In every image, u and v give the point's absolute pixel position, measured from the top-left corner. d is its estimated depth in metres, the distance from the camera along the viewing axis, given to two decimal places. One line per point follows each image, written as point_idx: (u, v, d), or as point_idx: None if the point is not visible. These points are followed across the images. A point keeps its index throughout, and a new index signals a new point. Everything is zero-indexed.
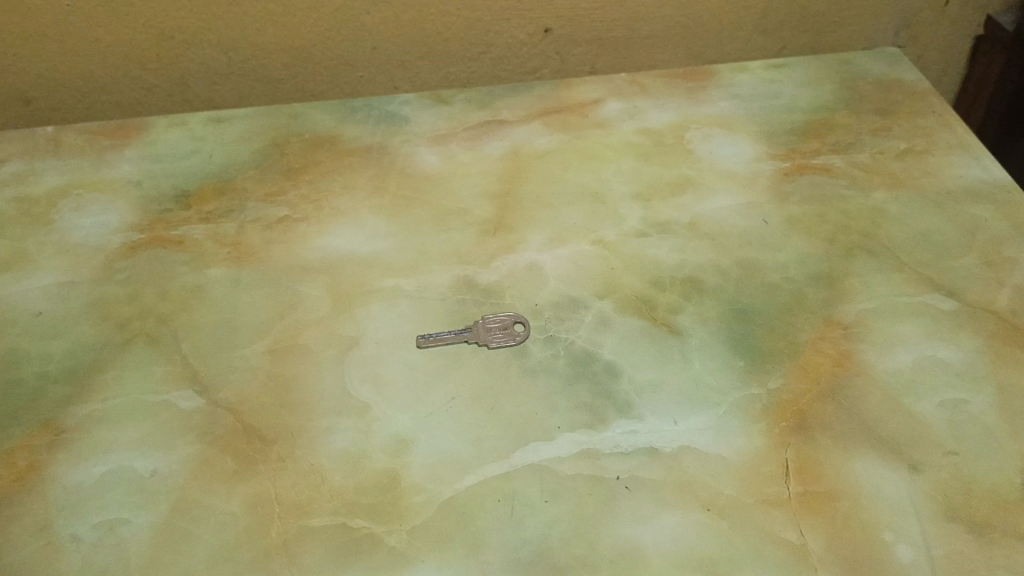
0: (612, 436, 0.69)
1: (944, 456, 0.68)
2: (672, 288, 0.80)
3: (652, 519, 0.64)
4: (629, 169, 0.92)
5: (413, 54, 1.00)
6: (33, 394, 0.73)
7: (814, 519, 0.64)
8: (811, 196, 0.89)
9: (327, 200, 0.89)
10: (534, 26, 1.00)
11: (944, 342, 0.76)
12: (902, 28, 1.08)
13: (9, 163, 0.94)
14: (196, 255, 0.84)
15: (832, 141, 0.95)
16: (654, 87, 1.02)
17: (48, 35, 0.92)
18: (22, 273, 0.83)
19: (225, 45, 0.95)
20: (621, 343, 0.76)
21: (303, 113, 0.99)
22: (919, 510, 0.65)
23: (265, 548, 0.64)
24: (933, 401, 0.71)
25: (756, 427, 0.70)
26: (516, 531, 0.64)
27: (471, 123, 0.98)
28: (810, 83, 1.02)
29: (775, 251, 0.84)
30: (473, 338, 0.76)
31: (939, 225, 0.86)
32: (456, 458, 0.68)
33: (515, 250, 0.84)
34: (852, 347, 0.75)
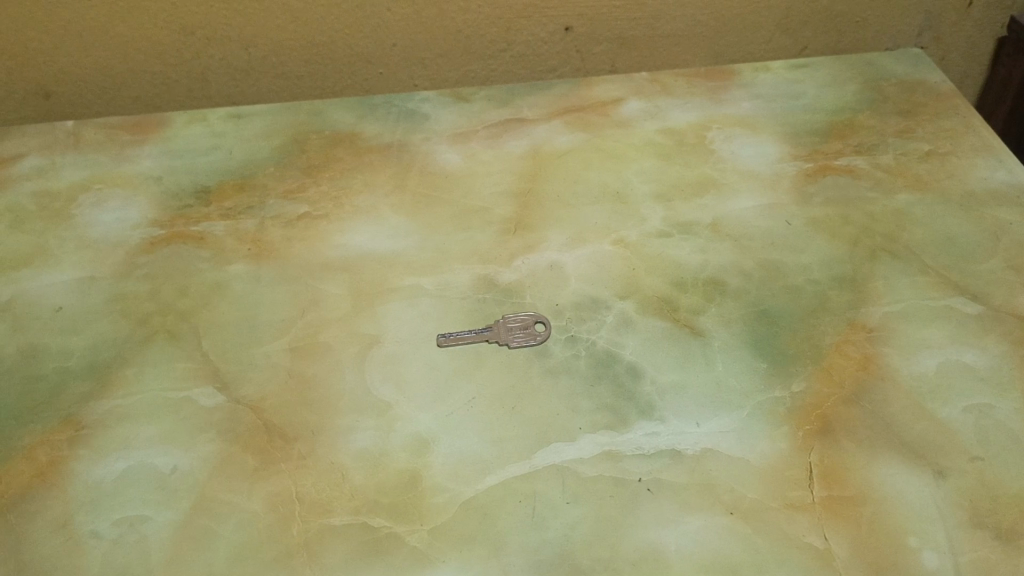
0: (634, 438, 0.69)
1: (970, 461, 0.67)
2: (694, 289, 0.80)
3: (675, 523, 0.64)
4: (651, 169, 0.92)
5: (433, 51, 1.00)
6: (54, 389, 0.73)
7: (839, 523, 0.64)
8: (834, 198, 0.88)
9: (347, 197, 0.89)
10: (555, 25, 0.99)
11: (969, 347, 0.75)
12: (925, 29, 1.07)
13: (30, 158, 0.94)
14: (216, 251, 0.84)
15: (855, 142, 0.94)
16: (675, 86, 1.01)
17: (70, 30, 0.92)
18: (42, 269, 0.83)
19: (246, 41, 0.95)
20: (643, 344, 0.75)
21: (322, 110, 0.99)
22: (945, 517, 0.64)
23: (286, 547, 0.64)
24: (958, 406, 0.71)
25: (780, 430, 0.69)
26: (538, 533, 0.64)
27: (490, 121, 0.97)
28: (832, 84, 1.02)
29: (797, 253, 0.83)
30: (493, 338, 0.76)
31: (964, 228, 0.85)
32: (477, 459, 0.68)
33: (536, 249, 0.84)
34: (876, 350, 0.75)
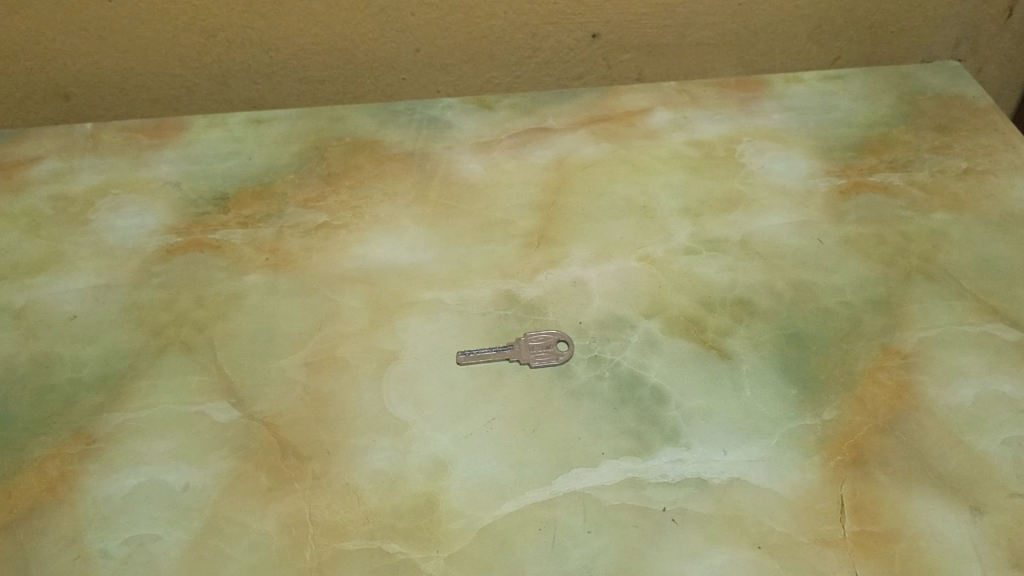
0: (658, 465, 0.67)
1: (1009, 498, 0.64)
2: (722, 309, 0.78)
3: (700, 555, 0.62)
4: (678, 182, 0.90)
5: (457, 57, 0.98)
6: (65, 400, 0.72)
7: (871, 560, 0.61)
8: (867, 215, 0.86)
9: (368, 207, 0.88)
10: (582, 32, 0.97)
11: (1008, 376, 0.72)
12: (963, 41, 1.04)
13: (48, 161, 0.93)
14: (233, 260, 0.83)
15: (890, 158, 0.92)
16: (704, 97, 0.99)
17: (88, 30, 0.90)
18: (57, 275, 0.82)
19: (267, 45, 0.94)
20: (669, 366, 0.73)
21: (344, 117, 0.97)
22: (982, 556, 0.62)
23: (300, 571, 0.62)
24: (997, 439, 0.68)
25: (810, 460, 0.67)
26: (557, 563, 0.62)
27: (515, 130, 0.95)
28: (866, 97, 0.99)
29: (830, 273, 0.81)
30: (513, 355, 0.74)
31: (1003, 251, 0.82)
32: (496, 484, 0.66)
33: (559, 265, 0.82)
34: (911, 378, 0.72)
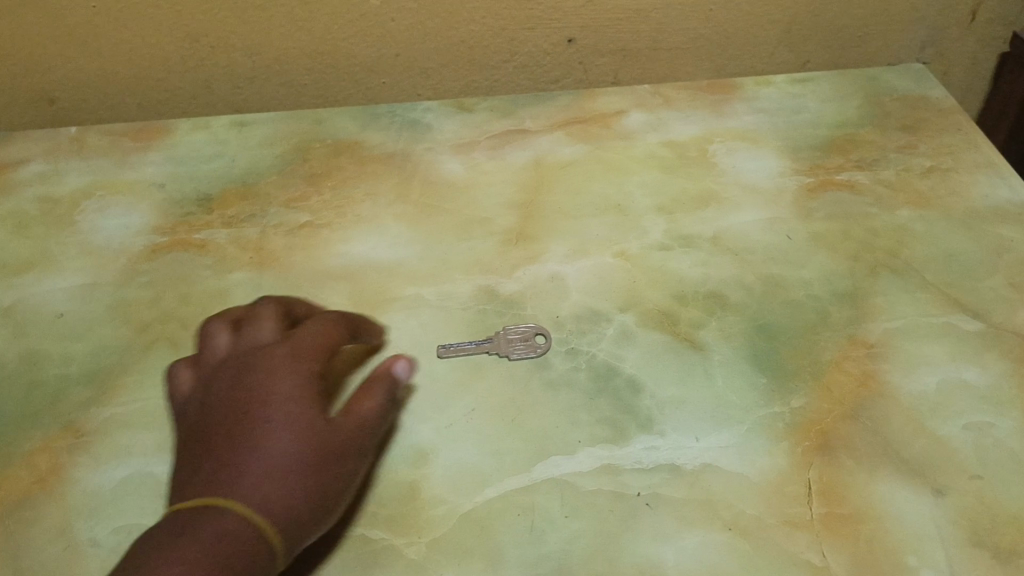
0: (633, 452, 0.69)
1: (969, 480, 0.67)
2: (694, 302, 0.80)
3: (673, 537, 0.64)
4: (653, 181, 0.92)
5: (437, 61, 1.00)
6: (54, 395, 0.73)
7: (837, 540, 0.64)
8: (835, 212, 0.89)
9: (350, 206, 0.90)
10: (558, 36, 0.99)
11: (970, 364, 0.75)
12: (928, 45, 1.08)
13: (34, 163, 0.94)
14: (218, 258, 0.85)
15: (857, 157, 0.95)
16: (678, 99, 1.02)
17: (72, 36, 0.92)
18: (45, 274, 0.84)
19: (250, 49, 0.96)
20: (644, 357, 0.76)
21: (327, 119, 1.00)
22: (944, 535, 0.64)
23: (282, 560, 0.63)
24: (958, 424, 0.71)
25: (780, 446, 0.69)
26: (536, 546, 0.63)
27: (493, 131, 0.98)
28: (834, 99, 1.02)
29: (799, 267, 0.83)
30: (494, 347, 0.76)
31: (965, 245, 0.85)
32: (476, 471, 0.68)
33: (537, 261, 0.84)
34: (876, 367, 0.75)
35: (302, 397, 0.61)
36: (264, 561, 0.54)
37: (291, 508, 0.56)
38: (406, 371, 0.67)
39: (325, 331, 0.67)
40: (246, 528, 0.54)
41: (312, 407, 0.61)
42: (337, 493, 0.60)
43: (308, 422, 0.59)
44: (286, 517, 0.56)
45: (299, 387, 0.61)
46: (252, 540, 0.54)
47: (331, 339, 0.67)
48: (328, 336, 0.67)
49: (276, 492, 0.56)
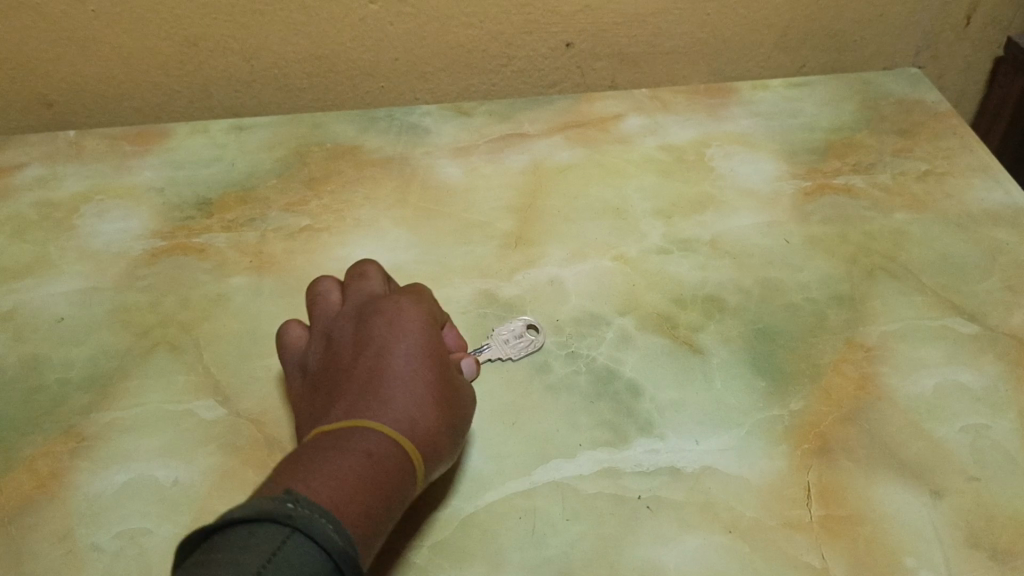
0: (633, 455, 0.69)
1: (966, 481, 0.68)
2: (693, 305, 0.81)
3: (674, 540, 0.64)
4: (651, 185, 0.93)
5: (435, 65, 1.00)
6: (55, 400, 0.74)
7: (836, 542, 0.64)
8: (832, 215, 0.89)
9: (349, 210, 0.90)
10: (556, 41, 1.00)
11: (966, 367, 0.75)
12: (923, 49, 1.08)
13: (33, 167, 0.95)
14: (218, 263, 0.85)
15: (853, 160, 0.95)
16: (675, 103, 1.03)
17: (70, 40, 0.92)
18: (44, 279, 0.84)
19: (248, 54, 0.96)
20: (644, 360, 0.76)
21: (326, 123, 1.00)
22: (942, 536, 0.64)
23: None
24: (955, 427, 0.71)
25: (779, 448, 0.70)
26: (538, 549, 0.64)
27: (491, 135, 0.99)
28: (830, 103, 1.03)
29: (796, 270, 0.84)
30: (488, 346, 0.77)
31: (961, 248, 0.86)
32: (478, 475, 0.68)
33: (537, 264, 0.84)
34: (874, 369, 0.75)
35: (429, 341, 0.64)
36: (407, 482, 0.57)
37: (428, 440, 0.59)
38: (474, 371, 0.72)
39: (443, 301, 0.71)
40: (392, 448, 0.57)
41: (437, 351, 0.65)
42: (455, 442, 0.63)
43: (433, 362, 0.63)
44: (425, 447, 0.59)
45: (429, 332, 0.65)
46: (398, 459, 0.57)
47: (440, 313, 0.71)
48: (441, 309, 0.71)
49: (412, 417, 0.59)
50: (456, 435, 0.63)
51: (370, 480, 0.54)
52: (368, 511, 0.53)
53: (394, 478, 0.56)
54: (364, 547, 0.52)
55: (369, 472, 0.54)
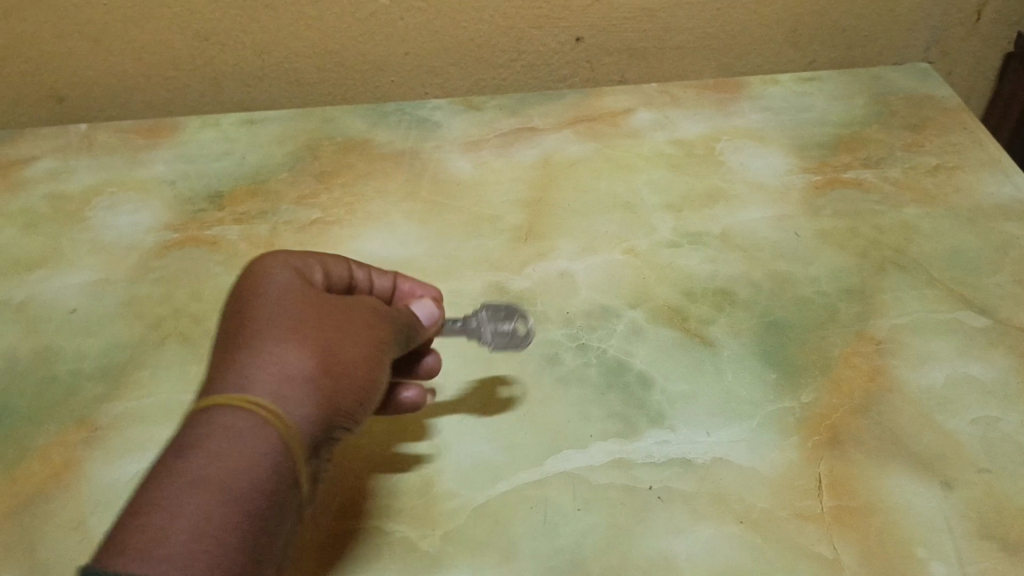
0: (644, 446, 0.69)
1: (977, 473, 0.68)
2: (703, 299, 0.81)
3: (685, 531, 0.64)
4: (661, 179, 0.93)
5: (445, 60, 1.00)
6: (68, 390, 0.74)
7: (847, 533, 0.64)
8: (843, 210, 0.89)
9: (360, 204, 0.90)
10: (566, 35, 1.00)
11: (976, 360, 0.75)
12: (932, 44, 1.08)
13: (44, 160, 0.95)
14: (229, 255, 0.85)
15: (863, 155, 0.95)
16: (685, 98, 1.03)
17: (82, 34, 0.92)
18: (56, 271, 0.84)
19: (258, 47, 0.96)
20: (654, 352, 0.76)
21: (336, 118, 1.00)
22: (952, 528, 0.64)
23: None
24: (966, 419, 0.71)
25: (790, 440, 0.70)
26: (549, 539, 0.64)
27: (501, 129, 0.99)
28: (841, 98, 1.03)
29: (806, 264, 0.84)
30: (489, 342, 0.74)
31: (972, 242, 0.86)
32: (489, 466, 0.68)
33: (547, 258, 0.85)
34: (885, 362, 0.75)
35: (285, 299, 0.58)
36: (267, 447, 0.50)
37: (289, 395, 0.52)
38: (436, 311, 0.68)
39: (373, 270, 0.69)
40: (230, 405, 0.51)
41: (297, 305, 0.58)
42: (347, 386, 0.56)
43: (287, 316, 0.57)
44: (286, 405, 0.52)
45: (284, 289, 0.59)
46: (249, 430, 0.50)
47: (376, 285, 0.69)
48: (377, 280, 0.69)
49: (256, 381, 0.52)
50: (343, 377, 0.56)
51: (200, 474, 0.47)
52: (219, 492, 0.47)
53: (241, 450, 0.49)
54: (220, 531, 0.46)
55: (201, 464, 0.48)
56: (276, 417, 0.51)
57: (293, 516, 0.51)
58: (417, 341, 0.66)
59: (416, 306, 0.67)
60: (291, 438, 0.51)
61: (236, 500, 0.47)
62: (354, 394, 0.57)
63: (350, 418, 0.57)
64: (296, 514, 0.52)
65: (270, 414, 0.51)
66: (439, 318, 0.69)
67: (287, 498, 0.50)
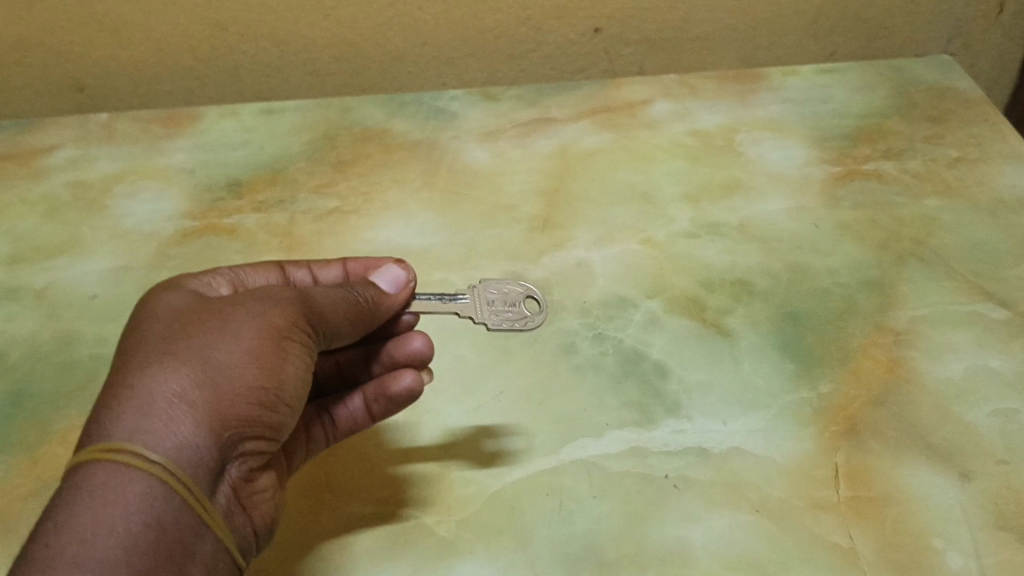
0: (660, 435, 0.69)
1: (995, 465, 0.67)
2: (721, 289, 0.80)
3: (701, 519, 0.64)
4: (679, 170, 0.93)
5: (463, 51, 1.00)
6: (88, 375, 0.74)
7: (864, 523, 0.64)
8: (862, 201, 0.89)
9: (377, 193, 0.91)
10: (584, 26, 0.99)
11: (996, 352, 0.75)
12: (954, 36, 1.07)
13: (65, 149, 0.96)
14: (248, 243, 0.85)
15: (883, 147, 0.95)
16: (703, 89, 1.02)
17: (103, 24, 0.92)
18: (77, 258, 0.85)
19: (278, 38, 0.96)
20: (671, 342, 0.76)
21: (354, 108, 1.01)
22: (970, 519, 0.64)
23: (305, 551, 0.63)
24: (985, 411, 0.71)
25: (807, 430, 0.69)
26: (564, 526, 0.64)
27: (519, 120, 0.99)
28: (861, 89, 1.02)
29: (825, 255, 0.83)
30: (490, 322, 0.69)
31: (992, 234, 0.85)
32: (504, 453, 0.69)
33: (564, 248, 0.84)
34: (903, 354, 0.75)
35: (168, 319, 0.56)
36: (122, 494, 0.47)
37: (152, 427, 0.50)
38: (402, 275, 0.66)
39: (317, 266, 0.69)
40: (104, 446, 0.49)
41: (167, 328, 0.55)
42: (231, 394, 0.53)
43: (159, 338, 0.54)
44: (149, 439, 0.49)
45: (165, 311, 0.57)
46: (106, 482, 0.47)
47: (324, 278, 0.69)
48: (324, 273, 0.69)
49: (117, 421, 0.50)
50: (224, 387, 0.52)
51: (72, 520, 0.46)
52: (87, 537, 0.46)
53: (94, 509, 0.47)
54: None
55: (53, 533, 0.46)
56: (146, 448, 0.49)
57: (182, 548, 0.49)
58: (382, 309, 0.64)
59: (382, 276, 0.66)
60: (152, 474, 0.48)
61: (86, 560, 0.45)
62: (246, 398, 0.53)
63: (253, 422, 0.54)
64: (191, 541, 0.50)
65: (126, 456, 0.48)
66: (411, 280, 0.66)
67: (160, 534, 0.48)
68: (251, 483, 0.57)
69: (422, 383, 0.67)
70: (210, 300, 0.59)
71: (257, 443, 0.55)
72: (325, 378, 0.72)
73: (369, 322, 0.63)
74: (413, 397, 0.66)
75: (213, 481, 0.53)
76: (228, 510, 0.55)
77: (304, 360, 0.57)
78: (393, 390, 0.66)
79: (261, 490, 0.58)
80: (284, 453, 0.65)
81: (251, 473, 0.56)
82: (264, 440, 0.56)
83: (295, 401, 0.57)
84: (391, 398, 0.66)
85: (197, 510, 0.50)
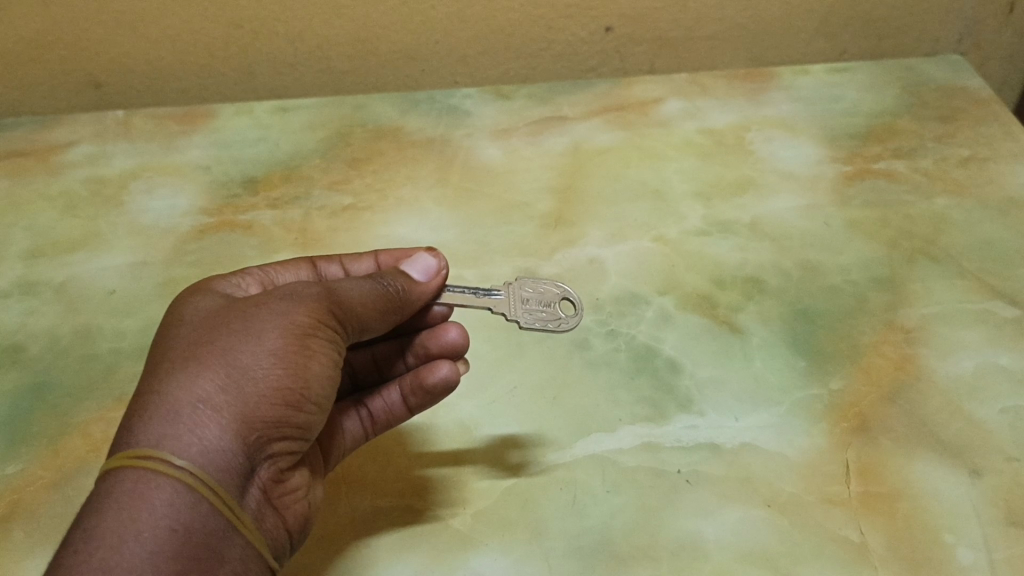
0: (673, 431, 0.70)
1: (1005, 461, 0.68)
2: (733, 286, 0.81)
3: (713, 513, 0.65)
4: (690, 167, 0.94)
5: (475, 49, 1.00)
6: (107, 368, 0.76)
7: (874, 517, 0.65)
8: (873, 200, 0.89)
9: (392, 190, 0.92)
10: (596, 25, 0.99)
11: (1007, 350, 0.75)
12: (965, 36, 1.08)
13: (83, 145, 0.97)
14: (264, 239, 0.86)
15: (894, 146, 0.95)
16: (715, 87, 1.04)
17: (120, 21, 0.91)
18: (95, 253, 0.86)
19: (292, 37, 0.95)
20: (683, 338, 0.77)
21: (368, 106, 1.02)
22: (979, 514, 0.65)
23: (328, 555, 0.63)
24: (995, 408, 0.71)
25: (818, 426, 0.70)
26: (578, 519, 0.65)
27: (531, 118, 1.00)
28: (871, 89, 1.03)
29: (836, 253, 0.84)
30: (523, 321, 0.67)
31: (1003, 233, 0.86)
32: (519, 445, 0.70)
33: (576, 244, 0.85)
34: (914, 351, 0.75)
35: (192, 323, 0.57)
36: (147, 501, 0.48)
37: (177, 433, 0.50)
38: (433, 263, 0.66)
39: (348, 258, 0.70)
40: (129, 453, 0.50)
41: (193, 332, 0.56)
42: (256, 397, 0.53)
43: (186, 344, 0.55)
44: (175, 445, 0.50)
45: (193, 314, 0.58)
46: (132, 489, 0.48)
47: (355, 272, 0.70)
48: (355, 267, 0.70)
49: (144, 429, 0.50)
50: (249, 390, 0.53)
51: (96, 528, 0.47)
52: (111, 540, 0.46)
53: (119, 516, 0.47)
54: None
55: (80, 541, 0.46)
56: (170, 450, 0.50)
57: (210, 553, 0.49)
58: (414, 296, 0.64)
59: (412, 265, 0.66)
60: (177, 480, 0.49)
61: (112, 567, 0.45)
62: (271, 400, 0.53)
63: (280, 423, 0.54)
64: (219, 546, 0.50)
65: (152, 463, 0.49)
66: (443, 267, 0.67)
67: (186, 540, 0.48)
68: (281, 483, 0.57)
69: (458, 374, 0.67)
70: (237, 300, 0.59)
71: (286, 444, 0.56)
72: (363, 369, 0.73)
73: (398, 313, 0.63)
74: (449, 388, 0.67)
75: (243, 483, 0.53)
76: (259, 512, 0.55)
77: (330, 356, 0.57)
78: (430, 381, 0.66)
79: (292, 490, 0.58)
80: (321, 448, 0.65)
81: (280, 474, 0.57)
82: (292, 440, 0.56)
83: (323, 400, 0.57)
84: (428, 390, 0.66)
85: (225, 514, 0.51)
